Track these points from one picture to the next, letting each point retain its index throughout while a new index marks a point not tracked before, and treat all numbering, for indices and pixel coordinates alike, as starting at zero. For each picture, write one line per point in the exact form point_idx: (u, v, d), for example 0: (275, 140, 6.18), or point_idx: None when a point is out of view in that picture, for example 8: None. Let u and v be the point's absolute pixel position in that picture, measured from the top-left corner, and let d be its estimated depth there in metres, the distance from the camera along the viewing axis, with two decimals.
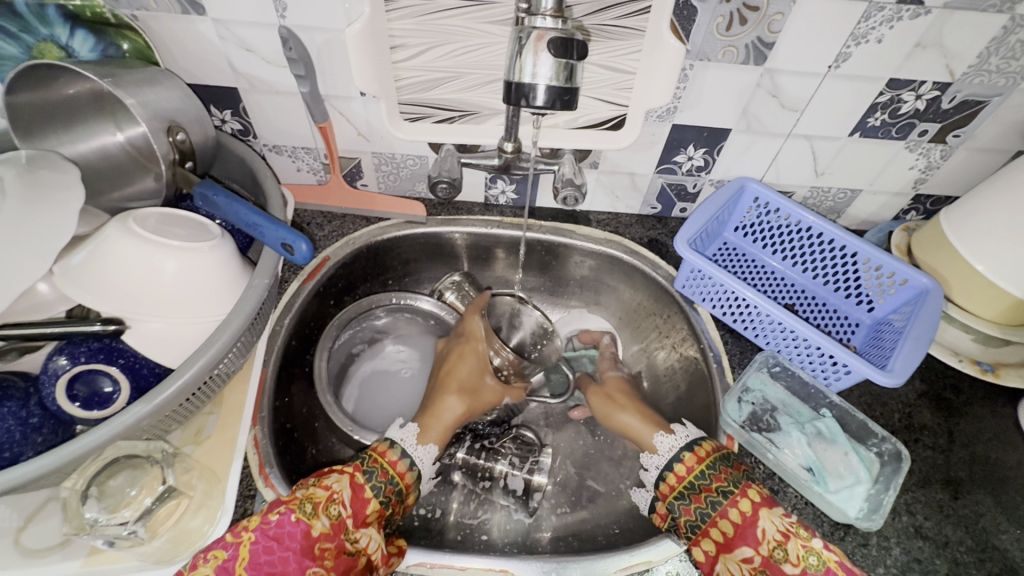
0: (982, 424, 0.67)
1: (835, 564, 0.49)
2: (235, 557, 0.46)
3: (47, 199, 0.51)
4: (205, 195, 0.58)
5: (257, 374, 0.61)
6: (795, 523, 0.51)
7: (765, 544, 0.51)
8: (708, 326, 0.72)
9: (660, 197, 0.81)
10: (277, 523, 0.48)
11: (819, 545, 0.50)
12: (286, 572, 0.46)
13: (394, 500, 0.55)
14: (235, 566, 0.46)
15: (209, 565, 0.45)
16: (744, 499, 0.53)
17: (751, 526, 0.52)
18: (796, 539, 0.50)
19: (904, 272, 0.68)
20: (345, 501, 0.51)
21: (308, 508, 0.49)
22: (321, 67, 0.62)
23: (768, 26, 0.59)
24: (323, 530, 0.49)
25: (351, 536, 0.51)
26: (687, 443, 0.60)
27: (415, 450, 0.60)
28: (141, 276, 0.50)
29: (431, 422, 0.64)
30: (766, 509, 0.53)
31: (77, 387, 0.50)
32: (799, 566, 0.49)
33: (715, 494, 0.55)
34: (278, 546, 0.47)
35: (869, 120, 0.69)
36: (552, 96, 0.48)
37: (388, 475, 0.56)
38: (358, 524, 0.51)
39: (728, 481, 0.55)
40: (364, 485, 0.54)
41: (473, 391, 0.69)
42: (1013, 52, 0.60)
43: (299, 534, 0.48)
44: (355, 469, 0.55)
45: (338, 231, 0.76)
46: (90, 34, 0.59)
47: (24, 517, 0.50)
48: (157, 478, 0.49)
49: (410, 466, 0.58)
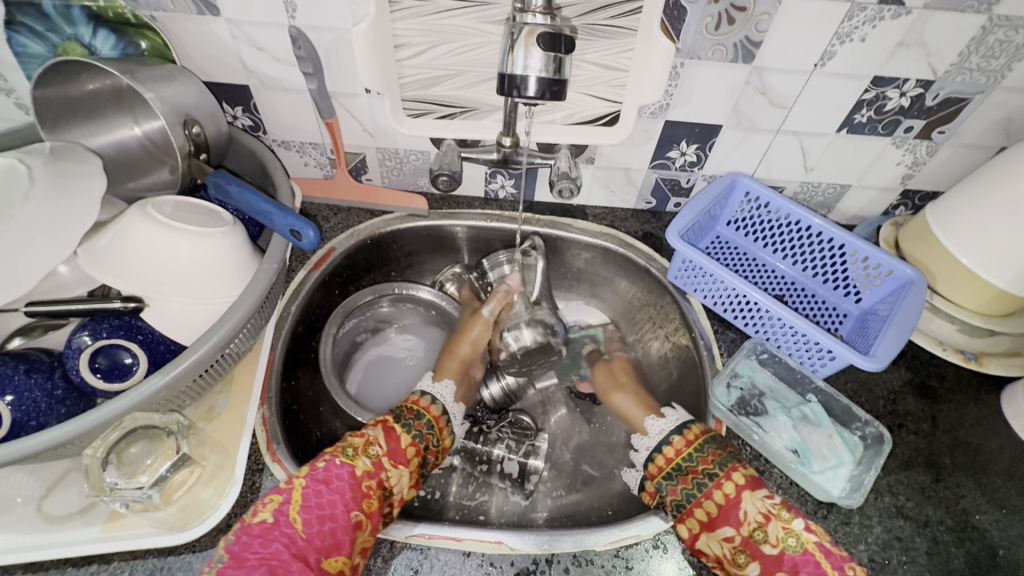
0: (965, 410, 0.69)
1: (813, 546, 0.52)
2: (288, 501, 0.52)
3: (71, 186, 0.54)
4: (218, 184, 0.61)
5: (265, 356, 0.64)
6: (777, 506, 0.54)
7: (747, 524, 0.55)
8: (700, 316, 0.75)
9: (654, 192, 0.84)
10: (324, 468, 0.55)
11: (799, 528, 0.53)
12: (337, 507, 0.53)
13: (426, 434, 0.63)
14: (289, 509, 0.52)
15: (267, 509, 0.52)
16: (729, 482, 0.57)
17: (733, 508, 0.55)
18: (776, 521, 0.54)
19: (889, 263, 0.70)
20: (380, 442, 0.59)
21: (349, 452, 0.57)
22: (328, 65, 0.65)
23: (755, 26, 0.61)
24: (366, 468, 0.57)
25: (388, 474, 0.58)
26: (675, 426, 0.64)
27: (434, 387, 0.69)
28: (158, 258, 0.54)
29: (444, 365, 0.75)
30: (749, 492, 0.56)
31: (99, 360, 0.53)
32: (777, 546, 0.53)
33: (702, 476, 0.58)
34: (326, 488, 0.54)
35: (855, 116, 0.71)
36: (542, 87, 0.51)
37: (414, 413, 0.64)
38: (394, 463, 0.59)
39: (714, 465, 0.59)
40: (395, 427, 0.62)
41: (465, 331, 0.78)
42: (993, 50, 0.63)
43: (345, 475, 0.55)
44: (387, 417, 0.63)
45: (344, 223, 0.79)
46: (111, 34, 0.62)
47: (46, 486, 0.54)
48: (172, 447, 0.51)
49: (442, 410, 0.67)
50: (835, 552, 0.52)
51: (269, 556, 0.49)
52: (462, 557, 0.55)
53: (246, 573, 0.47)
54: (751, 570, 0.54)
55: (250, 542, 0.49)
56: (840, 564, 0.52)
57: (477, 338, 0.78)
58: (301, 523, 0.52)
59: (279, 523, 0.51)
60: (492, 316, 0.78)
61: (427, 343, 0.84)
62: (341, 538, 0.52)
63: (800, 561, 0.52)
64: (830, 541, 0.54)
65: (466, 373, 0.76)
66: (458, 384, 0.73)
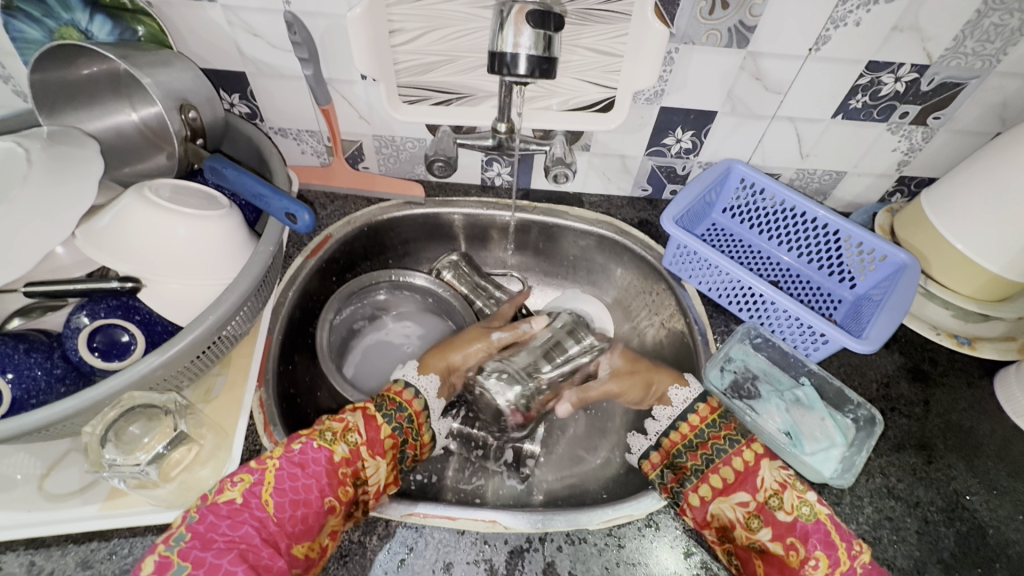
0: (958, 394, 0.69)
1: (825, 517, 0.52)
2: (261, 482, 0.50)
3: (70, 170, 0.54)
4: (215, 168, 0.62)
5: (262, 340, 0.65)
6: (792, 476, 0.55)
7: (763, 491, 0.55)
8: (695, 302, 0.75)
9: (650, 179, 0.84)
10: (300, 451, 0.53)
11: (813, 499, 0.53)
12: (312, 492, 0.51)
13: (406, 428, 0.60)
14: (261, 490, 0.50)
15: (237, 488, 0.50)
16: (748, 449, 0.57)
17: (751, 474, 0.56)
18: (792, 490, 0.54)
19: (883, 248, 0.70)
20: (360, 430, 0.56)
21: (328, 436, 0.55)
22: (323, 51, 0.66)
23: (749, 10, 0.62)
24: (343, 455, 0.54)
25: (364, 464, 0.55)
26: (698, 395, 0.64)
27: (418, 380, 0.64)
28: (155, 240, 0.54)
29: (434, 358, 0.68)
30: (767, 461, 0.56)
31: (96, 339, 0.54)
32: (791, 514, 0.53)
33: (723, 442, 0.59)
34: (302, 472, 0.51)
35: (850, 102, 0.71)
36: (531, 65, 0.52)
37: (396, 404, 0.61)
38: (372, 453, 0.56)
39: (735, 432, 0.59)
40: (375, 415, 0.58)
41: (463, 343, 0.70)
42: (988, 34, 0.63)
43: (322, 460, 0.53)
44: (368, 403, 0.60)
45: (340, 211, 0.80)
46: (108, 19, 0.63)
47: (47, 465, 0.55)
48: (169, 426, 0.52)
49: (424, 405, 0.62)
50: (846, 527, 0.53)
51: (238, 538, 0.47)
52: (456, 535, 0.56)
53: (212, 556, 0.45)
54: (763, 537, 0.53)
55: (217, 523, 0.47)
56: (847, 538, 0.52)
57: (472, 354, 0.70)
58: (272, 506, 0.49)
59: (249, 504, 0.49)
60: (499, 344, 0.71)
61: (423, 329, 0.84)
62: (312, 524, 0.51)
63: (812, 530, 0.52)
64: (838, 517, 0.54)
65: (449, 379, 0.69)
66: (442, 382, 0.67)
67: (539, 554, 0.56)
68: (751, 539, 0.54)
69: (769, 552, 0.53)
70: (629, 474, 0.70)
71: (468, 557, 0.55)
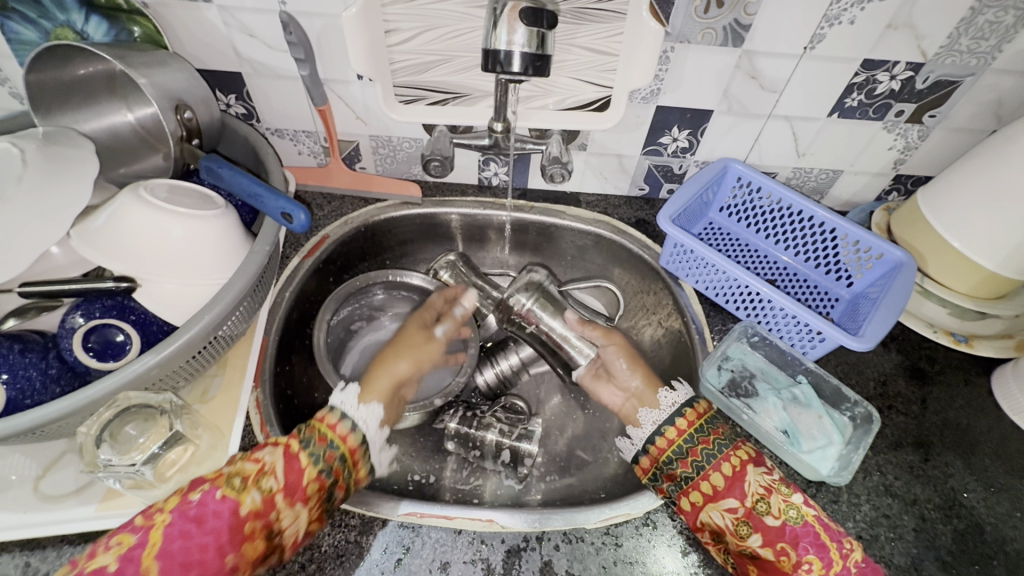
0: (955, 391, 0.69)
1: (812, 518, 0.53)
2: (142, 544, 0.45)
3: (65, 170, 0.54)
4: (211, 168, 0.62)
5: (259, 340, 0.65)
6: (777, 480, 0.55)
7: (750, 497, 0.54)
8: (692, 301, 0.75)
9: (647, 178, 0.84)
10: (198, 504, 0.48)
11: (799, 501, 0.53)
12: (209, 552, 0.46)
13: (337, 467, 0.54)
14: (141, 555, 0.45)
15: (112, 552, 0.45)
16: (735, 454, 0.56)
17: (739, 480, 0.55)
18: (777, 494, 0.54)
19: (879, 246, 0.70)
20: (277, 474, 0.51)
21: (235, 484, 0.50)
22: (320, 51, 0.66)
23: (744, 8, 0.62)
24: (253, 506, 0.49)
25: (280, 514, 0.50)
26: (686, 399, 0.63)
27: (356, 410, 0.59)
28: (152, 239, 0.54)
29: (374, 384, 0.66)
30: (753, 466, 0.56)
31: (91, 339, 0.54)
32: (779, 518, 0.52)
33: (712, 447, 0.57)
34: (197, 529, 0.46)
35: (846, 100, 0.71)
36: (525, 62, 0.52)
37: (327, 440, 0.55)
38: (290, 501, 0.51)
39: (723, 437, 0.58)
40: (299, 454, 0.53)
41: (409, 347, 0.73)
42: (982, 32, 0.63)
43: (224, 512, 0.48)
44: (292, 440, 0.54)
45: (338, 211, 0.80)
46: (103, 20, 0.63)
47: (42, 466, 0.54)
48: (165, 426, 0.51)
49: (361, 440, 0.58)
50: (832, 526, 0.53)
51: None
52: (453, 535, 0.56)
53: None
54: (753, 543, 0.52)
55: None
56: (837, 538, 0.52)
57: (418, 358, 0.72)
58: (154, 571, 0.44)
59: (123, 572, 0.44)
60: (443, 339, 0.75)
61: None
62: None
63: (801, 532, 0.52)
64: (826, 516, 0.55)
65: (397, 393, 0.68)
66: (386, 408, 0.64)
67: (536, 553, 0.56)
68: (742, 546, 0.53)
69: (761, 558, 0.52)
70: (627, 474, 0.70)
71: (465, 556, 0.55)
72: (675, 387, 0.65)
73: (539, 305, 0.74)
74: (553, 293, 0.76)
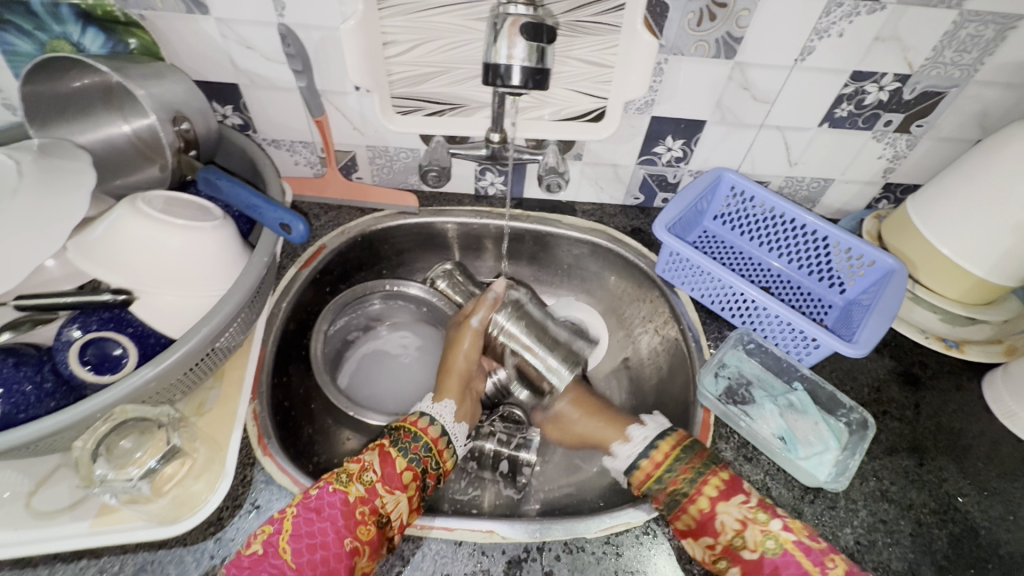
0: (947, 396, 0.70)
1: (791, 545, 0.52)
2: (279, 531, 0.51)
3: (61, 181, 0.54)
4: (209, 179, 0.63)
5: (256, 351, 0.64)
6: (753, 510, 0.54)
7: (725, 533, 0.54)
8: (688, 309, 0.76)
9: (642, 188, 0.85)
10: (317, 496, 0.53)
11: (777, 528, 0.53)
12: (328, 535, 0.51)
13: (424, 457, 0.59)
14: (279, 539, 0.51)
15: (258, 540, 0.51)
16: (703, 494, 0.56)
17: (710, 518, 0.55)
18: (753, 526, 0.54)
19: (871, 253, 0.71)
20: (375, 468, 0.56)
21: (343, 478, 0.55)
22: (317, 63, 0.66)
23: (736, 21, 0.63)
24: (359, 494, 0.54)
25: (383, 501, 0.54)
26: (657, 433, 0.63)
27: (433, 407, 0.64)
28: (150, 251, 0.54)
29: (446, 385, 0.68)
30: (725, 501, 0.55)
31: (88, 352, 0.53)
32: (756, 550, 0.53)
33: (683, 485, 0.57)
34: (317, 516, 0.52)
35: (836, 111, 0.72)
36: (525, 76, 0.53)
37: (412, 434, 0.60)
38: (389, 488, 0.55)
39: (699, 467, 0.58)
40: (392, 450, 0.58)
41: (456, 343, 0.72)
42: (966, 45, 0.64)
43: (337, 502, 0.53)
44: (384, 440, 0.60)
45: (334, 221, 0.80)
46: (100, 32, 0.63)
47: (35, 482, 0.53)
48: (162, 440, 0.51)
49: (441, 431, 0.62)
50: (814, 548, 0.52)
51: None
52: (454, 547, 0.56)
53: None
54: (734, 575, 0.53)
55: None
56: (820, 559, 0.52)
57: (467, 353, 0.71)
58: (290, 553, 0.50)
59: (267, 554, 0.50)
60: (482, 327, 0.72)
61: (418, 339, 0.84)
62: (334, 566, 0.50)
63: (780, 562, 0.52)
64: (809, 533, 0.54)
65: (467, 390, 0.69)
66: (461, 404, 0.66)
67: (536, 563, 0.55)
68: None
69: None
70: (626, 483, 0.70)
71: (466, 568, 0.55)
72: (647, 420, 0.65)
73: (505, 311, 0.72)
74: (535, 313, 0.73)
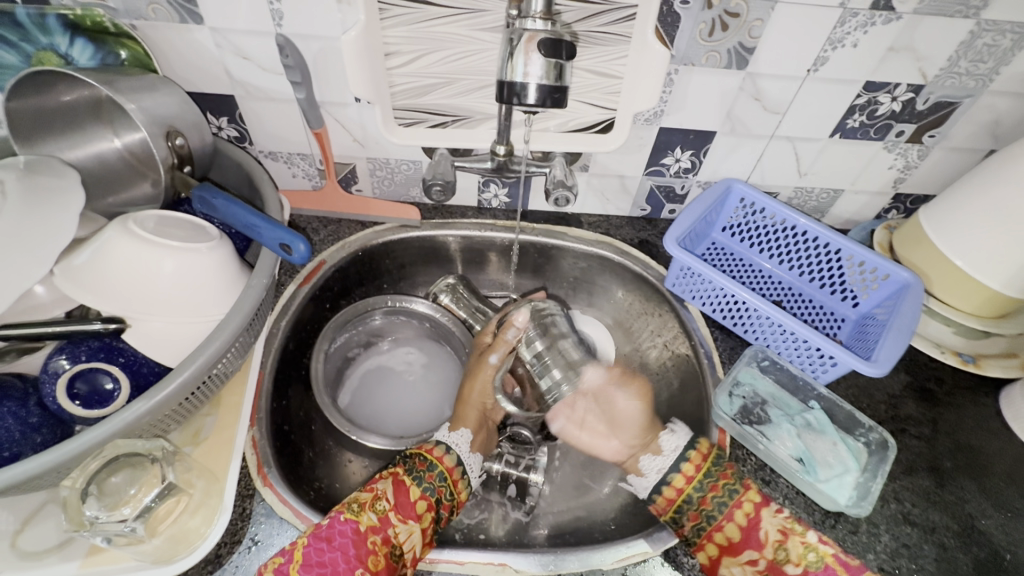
0: (965, 413, 0.68)
1: (832, 558, 0.52)
2: (290, 560, 0.49)
3: (48, 202, 0.51)
4: (204, 198, 0.60)
5: (255, 375, 0.62)
6: (790, 520, 0.55)
7: (768, 546, 0.54)
8: (699, 324, 0.74)
9: (649, 199, 0.83)
10: (327, 525, 0.51)
11: (816, 540, 0.54)
12: (339, 566, 0.49)
13: (439, 487, 0.57)
14: (289, 569, 0.48)
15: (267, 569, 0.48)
16: (746, 501, 0.56)
17: (754, 529, 0.55)
18: (794, 537, 0.54)
19: (885, 266, 0.70)
20: (388, 496, 0.54)
21: (355, 507, 0.53)
22: (316, 75, 0.64)
23: (748, 32, 0.61)
24: (370, 523, 0.52)
25: (396, 530, 0.52)
26: (687, 442, 0.61)
27: (448, 436, 0.62)
28: (140, 276, 0.52)
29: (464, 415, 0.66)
30: (765, 509, 0.56)
31: (78, 385, 0.51)
32: (798, 564, 0.53)
33: (723, 493, 0.57)
34: (328, 546, 0.50)
35: (848, 121, 0.71)
36: (542, 94, 0.50)
37: (427, 463, 0.58)
38: (403, 517, 0.53)
39: (730, 485, 0.57)
40: (406, 479, 0.56)
41: (473, 376, 0.70)
42: (981, 55, 0.63)
43: (349, 531, 0.51)
44: (398, 467, 0.58)
45: (334, 235, 0.78)
46: (89, 43, 0.60)
47: (20, 520, 0.50)
48: (157, 475, 0.48)
49: (457, 460, 0.60)
50: (853, 564, 0.52)
51: None
52: None
53: None
54: None
55: None
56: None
57: (486, 386, 0.69)
58: None
59: None
60: (500, 365, 0.70)
61: (421, 357, 0.81)
62: None
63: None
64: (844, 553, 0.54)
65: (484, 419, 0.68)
66: (477, 435, 0.65)
67: None
68: None
69: None
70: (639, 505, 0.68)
71: None
72: (674, 427, 0.63)
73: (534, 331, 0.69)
74: (563, 330, 0.71)
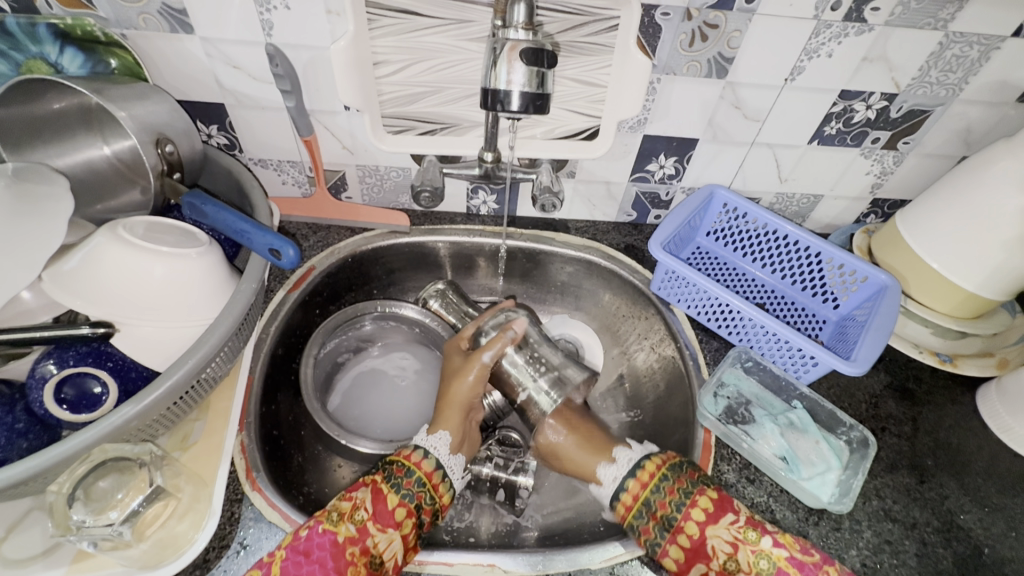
0: (944, 411, 0.70)
1: (784, 561, 0.52)
2: (268, 574, 0.49)
3: (36, 210, 0.51)
4: (193, 204, 0.60)
5: (244, 380, 0.62)
6: (741, 530, 0.53)
7: (717, 558, 0.53)
8: (684, 326, 0.75)
9: (635, 205, 0.85)
10: (306, 537, 0.51)
11: (767, 547, 0.52)
12: None
13: (418, 492, 0.57)
14: None
15: None
16: (690, 521, 0.54)
17: (701, 545, 0.54)
18: (745, 547, 0.53)
19: (865, 268, 0.72)
20: (367, 505, 0.54)
21: (334, 517, 0.53)
22: (306, 84, 0.65)
23: (727, 42, 0.63)
24: (349, 534, 0.52)
25: (375, 539, 0.52)
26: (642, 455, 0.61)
27: (425, 439, 0.61)
28: (129, 281, 0.52)
29: (447, 416, 0.63)
30: (713, 525, 0.54)
31: (65, 390, 0.51)
32: (750, 572, 0.52)
33: (670, 509, 0.55)
34: (306, 559, 0.50)
35: (825, 129, 0.73)
36: (525, 101, 0.52)
37: (404, 470, 0.57)
38: (382, 526, 0.53)
39: (676, 500, 0.56)
40: (384, 487, 0.56)
41: (458, 374, 0.66)
42: (950, 65, 0.66)
43: (326, 543, 0.51)
44: (376, 476, 0.57)
45: (323, 241, 0.78)
46: (80, 52, 0.60)
47: (5, 527, 0.50)
48: (144, 480, 0.48)
49: (436, 465, 0.59)
50: (806, 563, 0.52)
51: None
52: None
53: None
54: None
55: None
56: (811, 573, 0.51)
57: (472, 386, 0.65)
58: None
59: None
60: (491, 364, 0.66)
61: (411, 363, 0.81)
62: None
63: None
64: (800, 546, 0.53)
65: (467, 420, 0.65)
66: (458, 436, 0.63)
67: None
68: None
69: None
70: None
71: None
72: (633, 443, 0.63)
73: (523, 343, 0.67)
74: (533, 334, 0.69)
